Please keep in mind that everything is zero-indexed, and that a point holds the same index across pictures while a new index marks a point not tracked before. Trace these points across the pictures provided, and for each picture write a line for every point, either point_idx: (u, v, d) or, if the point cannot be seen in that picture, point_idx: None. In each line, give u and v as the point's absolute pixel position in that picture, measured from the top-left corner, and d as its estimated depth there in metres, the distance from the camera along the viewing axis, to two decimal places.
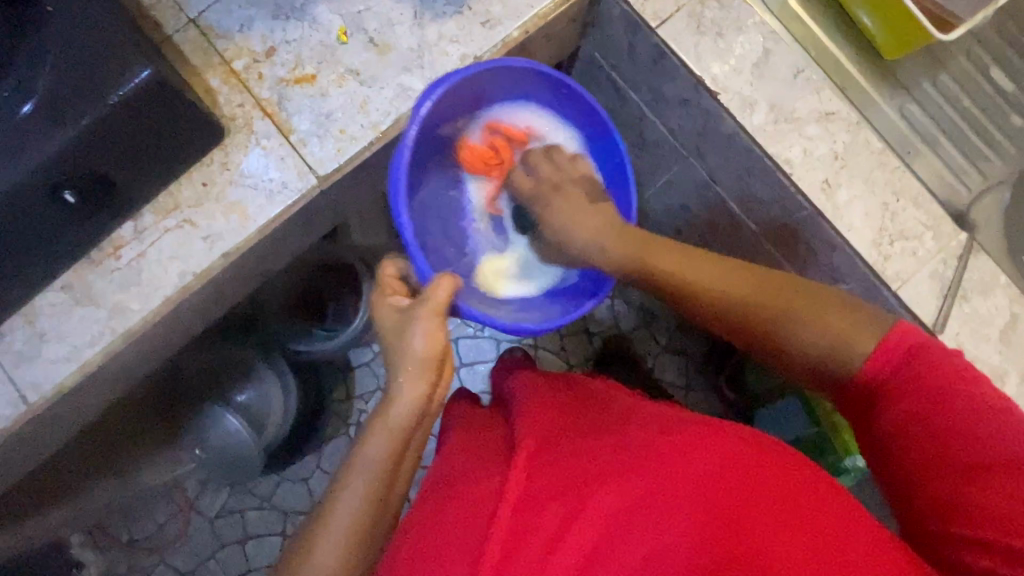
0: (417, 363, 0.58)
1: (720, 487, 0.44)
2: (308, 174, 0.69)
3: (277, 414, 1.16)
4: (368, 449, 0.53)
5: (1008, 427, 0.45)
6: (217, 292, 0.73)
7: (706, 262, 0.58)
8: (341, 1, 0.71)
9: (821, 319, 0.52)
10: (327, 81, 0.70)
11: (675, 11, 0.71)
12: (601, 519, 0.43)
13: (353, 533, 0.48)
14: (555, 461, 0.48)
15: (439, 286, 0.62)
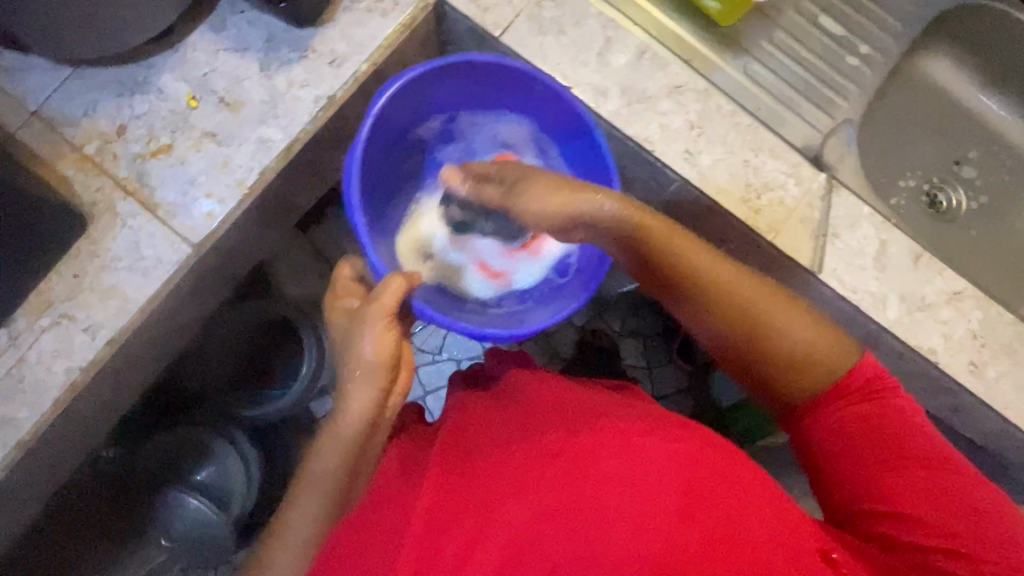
0: (365, 370, 0.61)
1: (625, 496, 0.43)
2: (183, 244, 0.68)
3: (237, 488, 1.14)
4: (319, 464, 0.58)
5: (918, 441, 0.50)
6: (116, 380, 0.71)
7: (721, 256, 0.58)
8: (184, 66, 0.70)
9: (796, 327, 0.56)
10: (184, 148, 0.69)
11: (514, 17, 0.73)
12: (515, 527, 0.43)
13: (311, 531, 0.57)
14: (472, 473, 0.48)
15: (389, 285, 0.62)
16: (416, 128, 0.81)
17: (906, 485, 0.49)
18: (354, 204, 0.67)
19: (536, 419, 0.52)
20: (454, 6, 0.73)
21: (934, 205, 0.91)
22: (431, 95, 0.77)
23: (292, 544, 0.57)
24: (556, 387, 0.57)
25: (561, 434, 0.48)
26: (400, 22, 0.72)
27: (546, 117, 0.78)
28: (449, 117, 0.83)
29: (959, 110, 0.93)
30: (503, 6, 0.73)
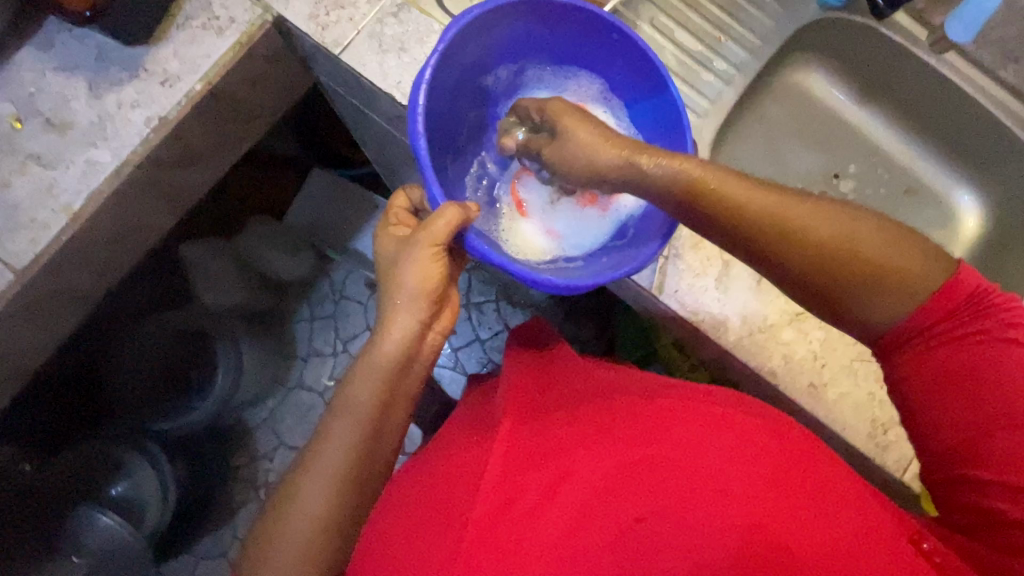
0: (409, 296, 0.58)
1: (692, 448, 0.47)
2: (5, 271, 0.66)
3: (154, 501, 1.21)
4: (352, 395, 0.56)
5: (990, 368, 0.49)
6: None
7: (821, 207, 0.52)
8: (10, 86, 0.68)
9: (881, 251, 0.51)
10: (8, 171, 0.67)
11: (355, 35, 0.72)
12: (584, 487, 0.45)
13: (341, 462, 0.54)
14: (556, 427, 0.51)
15: (441, 217, 0.59)
16: (483, 76, 0.78)
17: (1003, 443, 0.48)
18: (416, 133, 0.62)
19: (596, 397, 0.56)
20: (293, 23, 0.72)
21: None
22: (521, 36, 0.76)
23: (318, 474, 0.54)
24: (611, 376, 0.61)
25: (625, 408, 0.52)
26: (237, 41, 0.71)
27: (620, 70, 0.77)
28: (516, 67, 0.80)
29: (836, 122, 0.93)
30: (343, 23, 0.72)
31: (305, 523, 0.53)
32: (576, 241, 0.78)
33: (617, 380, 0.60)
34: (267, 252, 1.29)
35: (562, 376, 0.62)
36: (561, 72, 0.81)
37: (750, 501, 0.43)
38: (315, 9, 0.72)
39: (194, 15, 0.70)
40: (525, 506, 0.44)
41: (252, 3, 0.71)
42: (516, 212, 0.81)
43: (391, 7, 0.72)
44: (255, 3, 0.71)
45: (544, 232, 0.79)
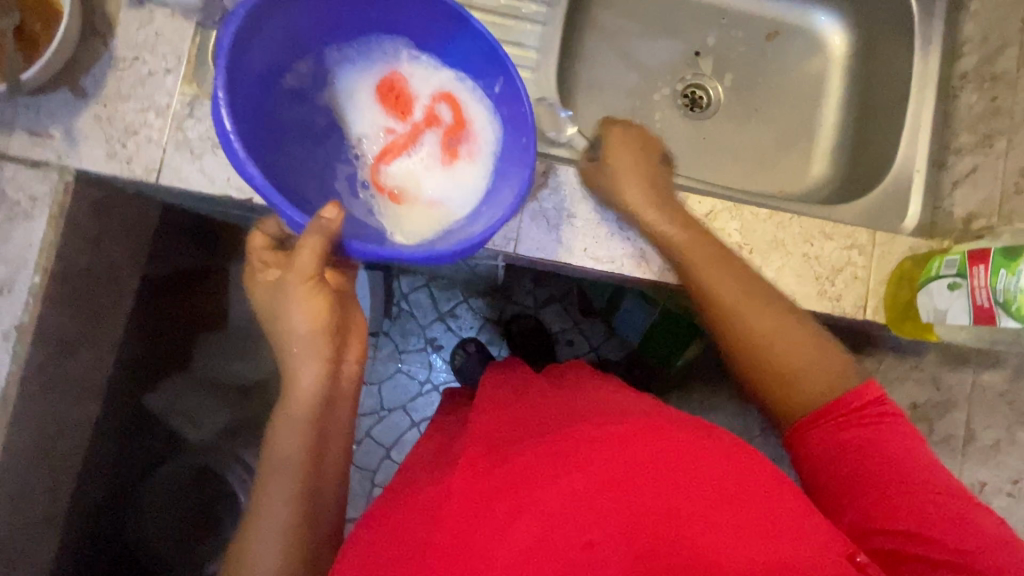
0: (302, 343, 0.61)
1: (647, 470, 0.46)
2: None
3: None
4: (282, 443, 0.62)
5: (887, 453, 0.56)
6: None
7: (734, 274, 0.65)
8: None
9: (796, 344, 0.63)
10: None
11: (162, 151, 0.68)
12: (543, 516, 0.44)
13: (289, 501, 0.62)
14: (523, 454, 0.50)
15: (305, 251, 0.56)
16: (284, 78, 0.64)
17: (883, 505, 0.53)
18: (244, 160, 0.52)
19: (558, 420, 0.54)
20: (96, 169, 0.67)
21: (691, 105, 0.89)
22: (301, 21, 0.61)
23: (274, 519, 0.61)
24: (574, 403, 0.59)
25: (590, 428, 0.51)
26: (51, 214, 0.66)
27: (413, 16, 0.63)
28: (313, 57, 0.65)
29: (673, 2, 0.89)
30: (145, 145, 0.68)
31: (269, 568, 0.60)
32: (463, 195, 0.64)
33: (584, 405, 0.58)
34: (229, 363, 1.24)
35: (525, 403, 0.61)
36: (361, 43, 0.66)
37: (700, 528, 0.43)
38: (109, 145, 0.67)
39: None
40: (482, 538, 0.44)
41: (44, 170, 0.66)
42: (389, 202, 0.64)
43: (183, 107, 0.68)
44: (47, 168, 0.66)
45: (428, 205, 0.64)
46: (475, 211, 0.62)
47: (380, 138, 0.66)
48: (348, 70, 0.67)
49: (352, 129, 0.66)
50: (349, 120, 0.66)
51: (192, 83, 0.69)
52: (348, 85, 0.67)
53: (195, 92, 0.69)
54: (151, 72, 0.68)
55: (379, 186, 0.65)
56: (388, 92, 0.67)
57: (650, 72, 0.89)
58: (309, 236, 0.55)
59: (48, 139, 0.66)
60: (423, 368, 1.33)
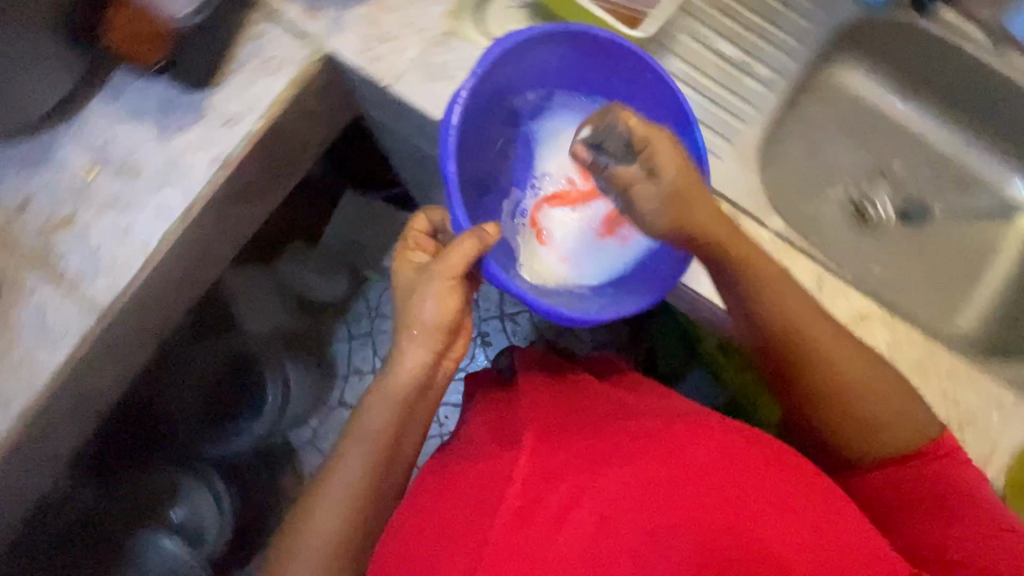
0: (423, 330, 0.64)
1: (707, 466, 0.53)
2: (89, 310, 0.70)
3: (212, 523, 1.26)
4: (372, 416, 0.64)
5: (931, 485, 0.61)
6: (37, 442, 0.73)
7: (825, 327, 0.63)
8: (85, 137, 0.73)
9: (868, 397, 0.62)
10: (88, 217, 0.71)
11: (403, 65, 0.75)
12: (604, 501, 0.51)
13: (361, 474, 0.63)
14: (581, 441, 0.57)
15: (460, 249, 0.62)
16: (513, 99, 0.76)
17: (935, 528, 0.59)
18: (449, 154, 0.63)
19: (615, 415, 0.62)
20: (344, 58, 0.75)
21: (859, 215, 0.90)
22: (545, 67, 0.75)
23: (339, 488, 0.63)
24: (628, 401, 0.66)
25: (648, 424, 0.58)
26: (293, 77, 0.74)
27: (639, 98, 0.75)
28: (546, 91, 0.78)
29: (878, 118, 0.92)
30: (392, 54, 0.75)
31: (325, 531, 0.62)
32: (594, 265, 0.76)
33: (637, 404, 0.65)
34: (310, 276, 1.35)
35: (579, 393, 0.67)
36: (586, 97, 0.79)
37: (754, 524, 0.50)
38: (364, 42, 0.75)
39: (250, 57, 0.74)
40: (547, 513, 0.50)
41: (304, 42, 0.74)
42: (535, 238, 0.77)
43: (437, 36, 0.75)
44: (307, 41, 0.74)
45: (561, 260, 0.76)
46: (600, 287, 0.75)
47: (559, 182, 0.79)
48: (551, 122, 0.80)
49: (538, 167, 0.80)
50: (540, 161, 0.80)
51: (449, 18, 0.76)
52: (556, 130, 0.80)
53: (451, 28, 0.76)
54: None
55: (534, 223, 0.78)
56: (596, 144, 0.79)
57: (833, 171, 0.90)
58: (468, 236, 0.63)
59: (319, 19, 0.75)
60: (467, 359, 1.35)
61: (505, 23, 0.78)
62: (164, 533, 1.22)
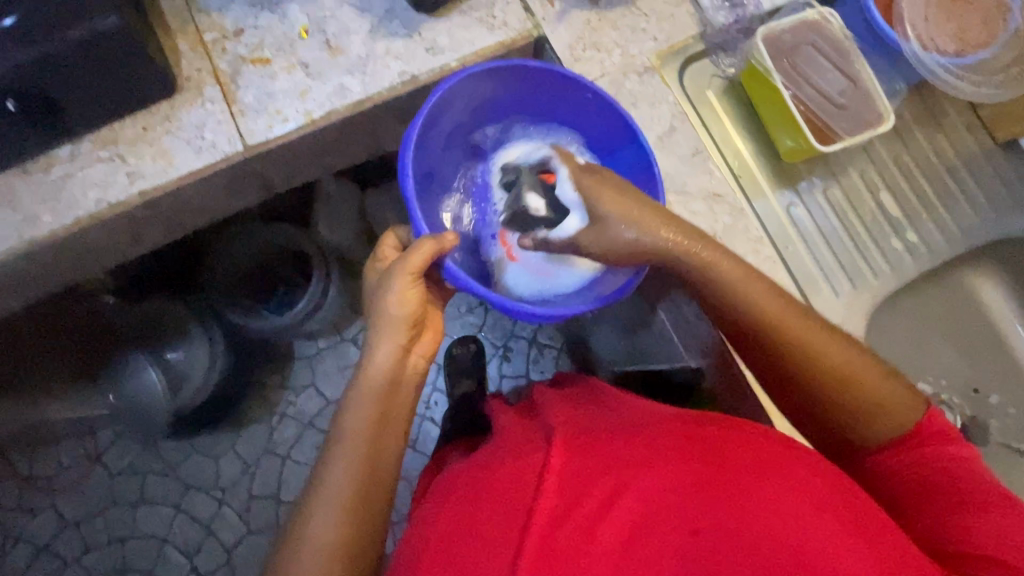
0: (391, 321, 0.73)
1: (743, 470, 0.54)
2: (238, 141, 0.76)
3: (196, 376, 1.31)
4: (352, 413, 0.70)
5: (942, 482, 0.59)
6: (134, 226, 0.80)
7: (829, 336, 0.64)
8: (312, 4, 0.80)
9: (874, 399, 0.63)
10: (279, 67, 0.78)
11: (599, 75, 0.79)
12: (636, 500, 0.53)
13: (354, 475, 0.67)
14: (608, 442, 0.58)
15: (418, 250, 0.70)
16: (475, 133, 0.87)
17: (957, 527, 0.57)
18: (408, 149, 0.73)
19: (643, 419, 0.63)
20: (552, 46, 0.80)
21: None
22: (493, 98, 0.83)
23: (339, 496, 0.66)
24: (661, 408, 0.67)
25: (676, 427, 0.59)
26: (501, 41, 0.80)
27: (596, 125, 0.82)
28: (505, 126, 0.88)
29: (997, 339, 0.90)
30: (594, 61, 0.79)
31: (325, 528, 0.64)
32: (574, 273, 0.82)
33: (661, 410, 0.65)
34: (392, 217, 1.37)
35: (616, 407, 0.69)
36: (542, 128, 0.87)
37: (796, 517, 0.51)
38: (575, 42, 0.80)
39: (477, 7, 0.80)
40: (581, 510, 0.51)
41: (526, 17, 0.80)
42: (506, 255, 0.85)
43: (640, 66, 0.79)
44: (529, 17, 0.80)
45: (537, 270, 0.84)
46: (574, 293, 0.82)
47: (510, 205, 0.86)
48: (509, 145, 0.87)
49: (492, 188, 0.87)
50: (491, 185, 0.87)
51: (657, 57, 0.80)
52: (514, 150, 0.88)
53: (654, 65, 0.80)
54: (645, 29, 0.80)
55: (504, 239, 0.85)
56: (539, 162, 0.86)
57: (928, 365, 0.89)
58: (426, 238, 0.72)
59: (548, 4, 0.80)
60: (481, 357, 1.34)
61: (703, 85, 0.81)
62: (154, 365, 1.29)
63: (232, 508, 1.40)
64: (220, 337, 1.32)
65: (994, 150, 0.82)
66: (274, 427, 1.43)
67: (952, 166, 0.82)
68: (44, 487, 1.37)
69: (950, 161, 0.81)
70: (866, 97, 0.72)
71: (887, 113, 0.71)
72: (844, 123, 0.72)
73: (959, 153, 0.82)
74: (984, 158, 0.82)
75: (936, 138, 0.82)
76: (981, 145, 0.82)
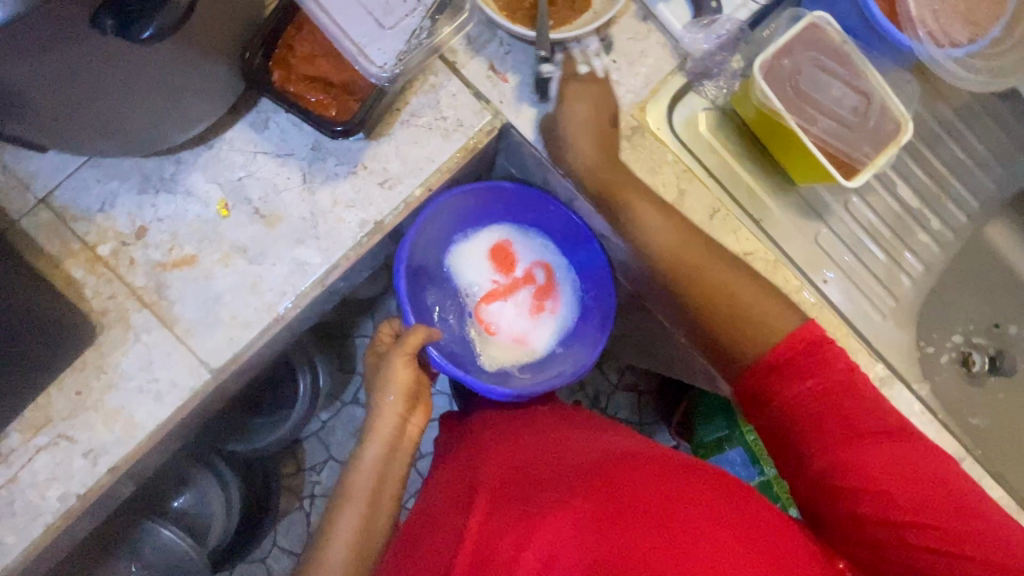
0: (392, 401, 0.69)
1: (647, 499, 0.53)
2: (201, 368, 0.63)
3: (219, 517, 1.20)
4: (346, 514, 0.64)
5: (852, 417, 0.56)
6: (113, 490, 0.67)
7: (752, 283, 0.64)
8: (218, 168, 0.64)
9: (757, 301, 0.63)
10: (211, 262, 0.63)
11: (585, 153, 0.68)
12: (549, 541, 0.49)
13: (351, 541, 0.63)
14: (524, 495, 0.56)
15: (411, 334, 0.70)
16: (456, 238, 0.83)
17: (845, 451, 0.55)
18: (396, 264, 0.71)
19: (576, 454, 0.61)
20: (522, 131, 0.67)
21: (966, 364, 0.87)
22: (460, 211, 0.80)
23: (335, 557, 0.61)
24: (586, 444, 0.64)
25: (610, 465, 0.57)
26: (462, 146, 0.66)
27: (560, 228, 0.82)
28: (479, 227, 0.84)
29: (1011, 271, 0.90)
30: (575, 137, 0.68)
31: None
32: (543, 343, 0.83)
33: (583, 445, 0.64)
34: (360, 291, 1.23)
35: (531, 444, 0.66)
36: (513, 226, 0.84)
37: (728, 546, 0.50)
38: (546, 119, 0.67)
39: (420, 110, 0.65)
40: (498, 562, 0.49)
41: (481, 106, 0.67)
42: (482, 329, 0.83)
43: (626, 128, 0.68)
44: (486, 106, 0.66)
45: (512, 341, 0.83)
46: (546, 358, 0.83)
47: (485, 286, 0.84)
48: (467, 244, 0.84)
49: (461, 276, 0.84)
50: (461, 275, 0.84)
51: (640, 109, 0.69)
52: (485, 243, 0.84)
53: (640, 121, 0.69)
54: (618, 80, 0.68)
55: (478, 316, 0.83)
56: (499, 252, 0.84)
57: (953, 317, 0.87)
58: (417, 327, 0.71)
59: (501, 82, 0.67)
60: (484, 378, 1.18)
61: (695, 123, 0.71)
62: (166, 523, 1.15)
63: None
64: (229, 471, 1.21)
65: (993, 102, 0.77)
66: (309, 511, 1.30)
67: (959, 131, 0.77)
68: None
69: (956, 126, 0.76)
70: (882, 110, 0.65)
71: (904, 121, 0.64)
72: (865, 145, 0.64)
73: (963, 114, 0.77)
74: (985, 113, 0.77)
75: (940, 108, 0.76)
76: (981, 100, 0.77)
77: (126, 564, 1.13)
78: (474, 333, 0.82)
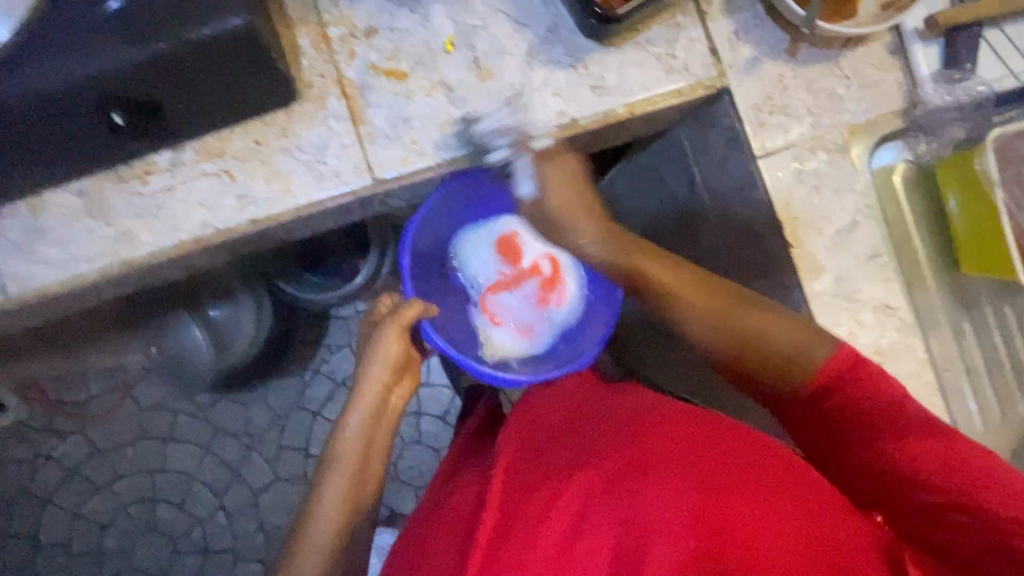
0: (380, 365, 0.72)
1: (672, 452, 0.53)
2: (365, 173, 0.66)
3: (241, 342, 1.22)
4: (335, 477, 0.66)
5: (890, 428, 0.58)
6: (231, 248, 0.71)
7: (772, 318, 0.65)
8: (461, 8, 0.66)
9: (782, 329, 0.64)
10: (417, 85, 0.66)
11: (783, 148, 0.68)
12: (571, 500, 0.51)
13: (340, 503, 0.65)
14: (544, 455, 0.57)
15: (409, 308, 0.74)
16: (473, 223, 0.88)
17: (902, 458, 0.56)
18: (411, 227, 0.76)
19: (599, 416, 0.62)
20: (736, 101, 0.68)
21: None
22: (469, 208, 0.86)
23: (326, 522, 0.64)
24: (609, 402, 0.65)
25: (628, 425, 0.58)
26: (678, 88, 0.68)
27: None
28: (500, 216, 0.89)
29: None
30: (781, 130, 0.68)
31: None
32: (545, 336, 0.88)
33: (602, 407, 0.64)
34: None
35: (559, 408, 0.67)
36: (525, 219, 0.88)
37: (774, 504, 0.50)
38: (763, 101, 0.68)
39: (657, 40, 0.67)
40: (525, 516, 0.50)
41: (712, 62, 0.68)
42: (488, 320, 0.89)
43: (831, 143, 0.68)
44: (716, 63, 0.68)
45: (516, 331, 0.88)
46: (551, 348, 0.87)
47: (493, 277, 0.90)
48: (475, 234, 0.90)
49: (467, 268, 0.90)
50: (467, 269, 0.90)
51: (850, 131, 0.69)
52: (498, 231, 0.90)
53: (846, 143, 0.69)
54: (844, 97, 0.69)
55: (483, 305, 0.90)
56: (506, 244, 0.90)
57: None
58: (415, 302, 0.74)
59: (739, 49, 0.68)
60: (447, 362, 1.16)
61: (892, 170, 0.71)
62: (199, 324, 1.21)
63: (260, 454, 1.30)
64: (268, 306, 1.23)
65: None
66: (307, 383, 1.31)
67: None
68: (71, 412, 1.27)
69: None
70: None
71: None
72: None
73: None
74: None
75: None
76: None
77: (144, 342, 1.19)
78: (480, 321, 0.89)
